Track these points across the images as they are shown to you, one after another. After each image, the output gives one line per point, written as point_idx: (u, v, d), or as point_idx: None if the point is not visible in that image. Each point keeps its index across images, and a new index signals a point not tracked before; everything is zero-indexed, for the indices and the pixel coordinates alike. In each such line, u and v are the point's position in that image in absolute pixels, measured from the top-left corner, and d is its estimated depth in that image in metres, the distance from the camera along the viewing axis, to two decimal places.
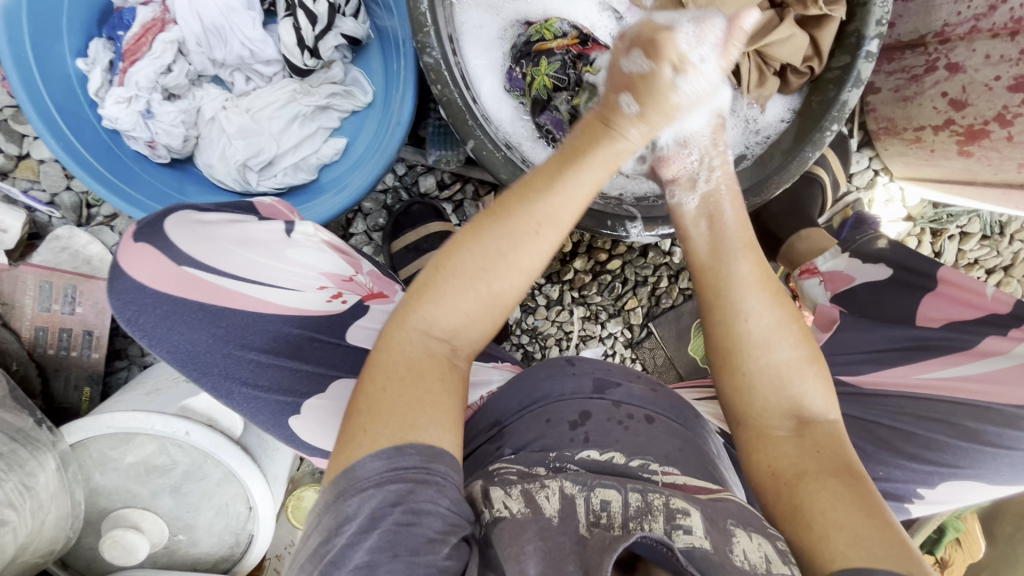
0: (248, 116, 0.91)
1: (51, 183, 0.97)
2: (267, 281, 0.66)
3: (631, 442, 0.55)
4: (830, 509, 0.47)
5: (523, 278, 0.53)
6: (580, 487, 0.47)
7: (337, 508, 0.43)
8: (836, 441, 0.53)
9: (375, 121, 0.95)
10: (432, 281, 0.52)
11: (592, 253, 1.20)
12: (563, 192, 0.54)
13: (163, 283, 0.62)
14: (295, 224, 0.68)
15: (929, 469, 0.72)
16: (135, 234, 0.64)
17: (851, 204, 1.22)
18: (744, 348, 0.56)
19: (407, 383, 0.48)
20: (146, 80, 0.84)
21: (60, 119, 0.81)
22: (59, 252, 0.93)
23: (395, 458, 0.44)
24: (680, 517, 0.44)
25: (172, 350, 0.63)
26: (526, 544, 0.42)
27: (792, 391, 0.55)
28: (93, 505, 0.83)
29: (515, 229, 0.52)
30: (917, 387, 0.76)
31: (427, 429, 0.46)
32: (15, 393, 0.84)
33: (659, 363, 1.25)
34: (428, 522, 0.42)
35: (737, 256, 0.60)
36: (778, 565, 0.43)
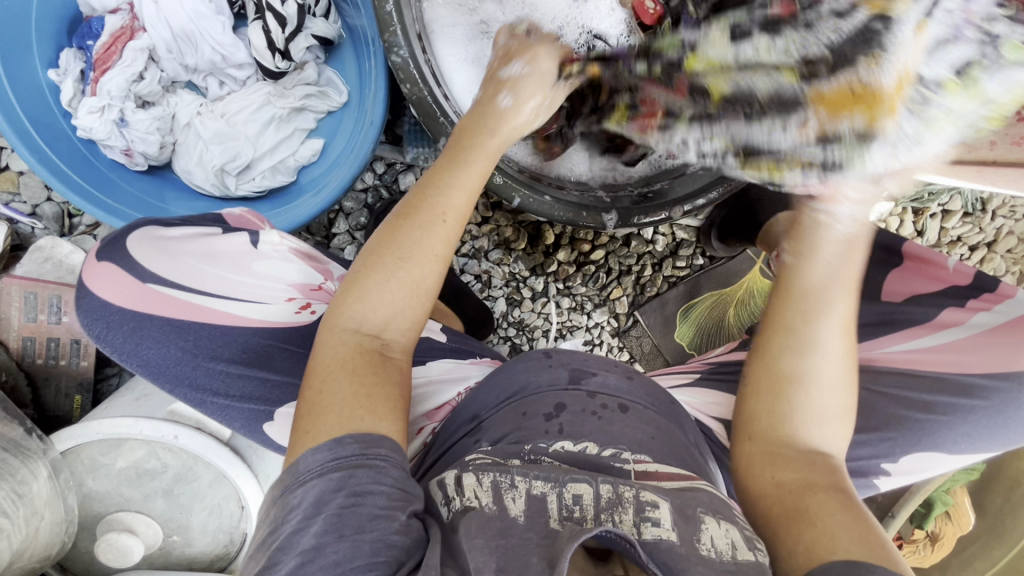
0: (223, 121, 0.91)
1: (31, 195, 0.97)
2: (233, 295, 0.67)
3: (603, 432, 0.56)
4: (833, 518, 0.49)
5: (438, 262, 0.56)
6: (552, 483, 0.48)
7: (286, 498, 0.46)
8: (839, 475, 0.55)
9: (351, 121, 0.95)
10: (354, 284, 0.54)
11: (575, 244, 1.21)
12: (455, 175, 0.57)
13: (131, 300, 0.64)
14: (261, 235, 0.70)
15: (887, 443, 0.72)
16: (98, 252, 0.66)
17: None
18: (807, 374, 0.57)
19: (341, 379, 0.50)
20: (117, 88, 0.85)
21: (32, 129, 0.81)
22: (42, 263, 0.94)
23: (336, 449, 0.46)
24: (648, 510, 0.46)
25: (141, 363, 0.65)
26: (490, 539, 0.44)
27: (815, 424, 0.57)
28: (87, 510, 0.84)
29: (420, 222, 0.55)
30: (882, 361, 0.77)
31: (364, 420, 0.48)
32: (4, 404, 0.85)
33: (646, 351, 1.26)
34: (372, 501, 0.45)
35: (841, 294, 0.55)
36: (744, 552, 0.45)
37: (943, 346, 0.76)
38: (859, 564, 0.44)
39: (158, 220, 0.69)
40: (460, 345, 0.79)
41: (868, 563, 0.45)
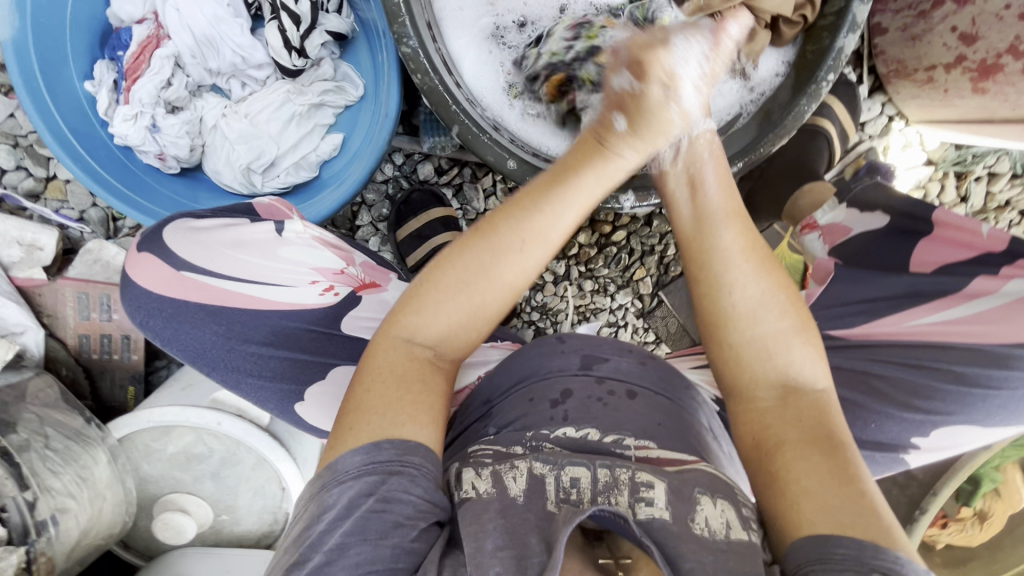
0: (247, 121, 0.95)
1: (78, 201, 1.04)
2: (263, 280, 0.71)
3: (607, 419, 0.57)
4: (805, 477, 0.48)
5: (507, 293, 0.56)
6: (550, 467, 0.50)
7: (321, 497, 0.48)
8: (823, 409, 0.54)
9: (368, 115, 0.97)
10: (418, 293, 0.55)
11: (595, 226, 1.20)
12: (550, 212, 0.54)
13: (168, 289, 0.68)
14: (285, 225, 0.74)
15: (916, 418, 0.71)
16: (137, 245, 0.70)
17: (864, 153, 1.18)
18: (730, 321, 0.56)
19: (389, 385, 0.52)
20: (148, 95, 0.89)
21: (74, 139, 0.87)
22: (91, 264, 1.00)
23: (373, 453, 0.48)
24: (643, 490, 0.47)
25: (181, 347, 0.69)
26: (487, 521, 0.45)
27: (779, 362, 0.55)
28: (144, 492, 0.91)
29: (500, 245, 0.54)
30: (908, 333, 0.75)
31: (405, 426, 0.50)
32: (65, 396, 0.92)
33: (672, 331, 1.25)
34: (398, 509, 0.47)
35: (723, 223, 0.58)
36: (739, 530, 0.46)
37: (977, 315, 0.73)
38: (826, 542, 0.44)
39: (190, 215, 0.74)
40: None
41: (835, 536, 0.44)
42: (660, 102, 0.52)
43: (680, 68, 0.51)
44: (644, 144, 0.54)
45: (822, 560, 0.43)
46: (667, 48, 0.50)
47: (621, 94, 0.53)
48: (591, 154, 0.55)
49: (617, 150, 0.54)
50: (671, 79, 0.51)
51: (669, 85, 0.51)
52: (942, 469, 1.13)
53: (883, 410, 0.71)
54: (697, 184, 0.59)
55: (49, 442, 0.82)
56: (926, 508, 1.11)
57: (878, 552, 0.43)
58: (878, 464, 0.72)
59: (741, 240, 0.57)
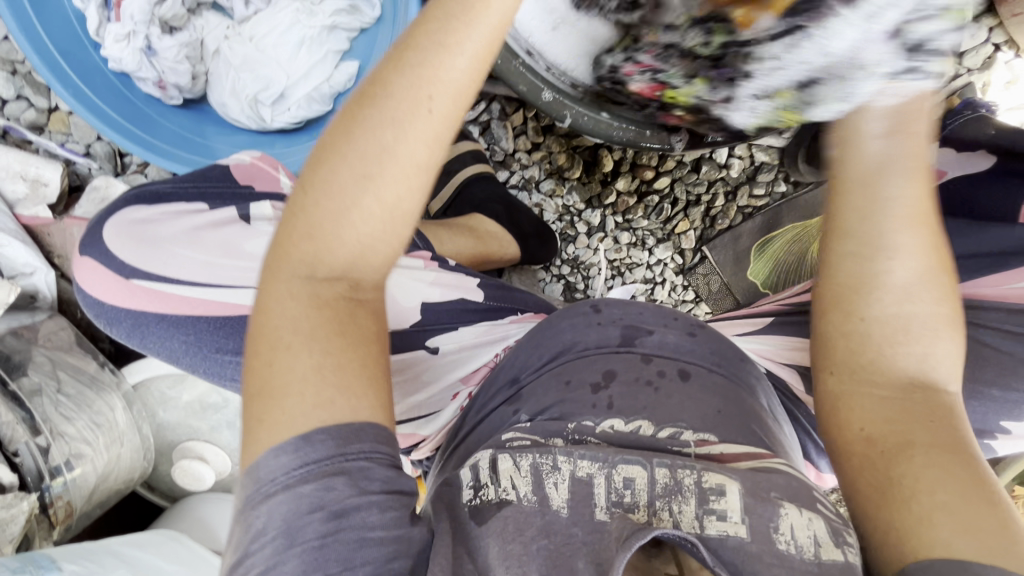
0: (252, 45, 0.85)
1: (83, 134, 0.98)
2: (227, 283, 0.60)
3: (661, 408, 0.50)
4: (940, 490, 0.39)
5: (420, 172, 0.41)
6: (599, 465, 0.43)
7: (246, 518, 0.38)
8: (953, 414, 0.45)
9: (387, 37, 0.85)
10: (302, 207, 0.41)
11: (636, 172, 1.08)
12: (443, 36, 0.39)
13: (123, 297, 0.60)
14: (251, 209, 0.63)
15: (1015, 398, 0.60)
16: (84, 243, 0.63)
17: (959, 89, 1.00)
18: (870, 286, 0.47)
19: (297, 346, 0.39)
20: (140, 11, 0.79)
21: (65, 64, 0.79)
22: (99, 204, 0.95)
23: (305, 450, 0.38)
24: (713, 500, 0.40)
25: (158, 349, 0.61)
26: (530, 540, 0.39)
27: (915, 348, 0.46)
28: (161, 438, 0.90)
29: (397, 115, 0.39)
30: (1005, 297, 0.63)
31: (337, 404, 0.38)
32: (80, 340, 0.88)
33: (714, 290, 1.15)
34: (362, 516, 0.38)
35: (900, 179, 0.46)
36: (830, 548, 0.39)
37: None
38: (970, 568, 0.35)
39: (135, 198, 0.63)
40: (503, 293, 0.72)
41: (986, 565, 0.35)
42: None
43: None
44: None
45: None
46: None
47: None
48: None
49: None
50: None
51: None
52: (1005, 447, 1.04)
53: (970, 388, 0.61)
54: (908, 126, 0.48)
55: (61, 387, 0.80)
56: None
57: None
58: None
59: (923, 205, 0.47)
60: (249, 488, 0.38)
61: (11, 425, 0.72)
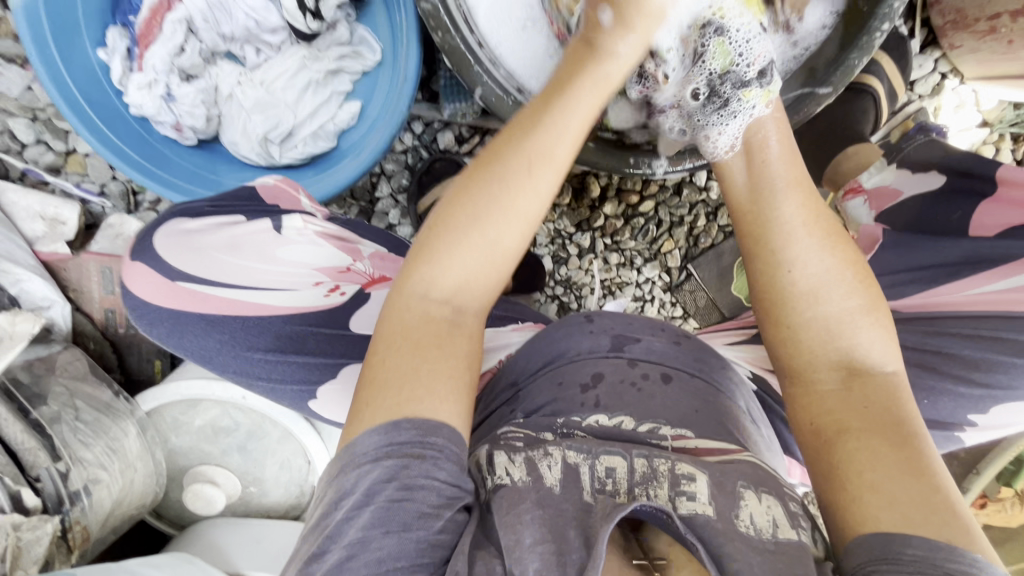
0: (263, 89, 0.92)
1: (98, 175, 1.03)
2: (263, 286, 0.67)
3: (641, 407, 0.55)
4: (869, 469, 0.46)
5: (525, 225, 0.52)
6: (584, 455, 0.48)
7: (337, 482, 0.46)
8: (894, 395, 0.50)
9: (386, 79, 0.93)
10: (428, 243, 0.52)
11: (622, 197, 1.15)
12: (553, 129, 0.52)
13: (164, 298, 0.65)
14: (283, 221, 0.70)
15: (979, 393, 0.66)
16: (131, 252, 0.68)
17: (913, 114, 1.10)
18: (792, 298, 0.54)
19: (408, 351, 0.48)
20: (161, 62, 0.87)
21: (89, 108, 0.85)
22: (114, 239, 0.99)
23: (393, 433, 0.45)
24: (684, 483, 0.45)
25: (190, 351, 0.67)
26: (525, 513, 0.44)
27: (844, 341, 0.53)
28: (173, 465, 0.91)
29: (510, 176, 0.51)
30: (958, 304, 0.70)
31: (424, 400, 0.47)
32: (94, 369, 0.92)
33: (701, 306, 1.21)
34: (422, 498, 0.44)
35: (784, 197, 0.56)
36: (786, 529, 0.44)
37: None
38: (892, 540, 0.42)
39: (182, 211, 0.70)
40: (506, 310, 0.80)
41: (905, 536, 0.42)
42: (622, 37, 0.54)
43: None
44: (634, 29, 0.54)
45: (885, 561, 0.41)
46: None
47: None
48: (586, 59, 0.55)
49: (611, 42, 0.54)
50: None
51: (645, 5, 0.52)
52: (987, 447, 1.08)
53: (931, 382, 0.67)
54: (760, 166, 0.59)
55: (78, 415, 0.83)
56: (967, 488, 1.07)
57: (952, 554, 0.40)
58: None
59: (805, 215, 0.56)
60: (343, 460, 0.46)
61: (32, 451, 0.75)
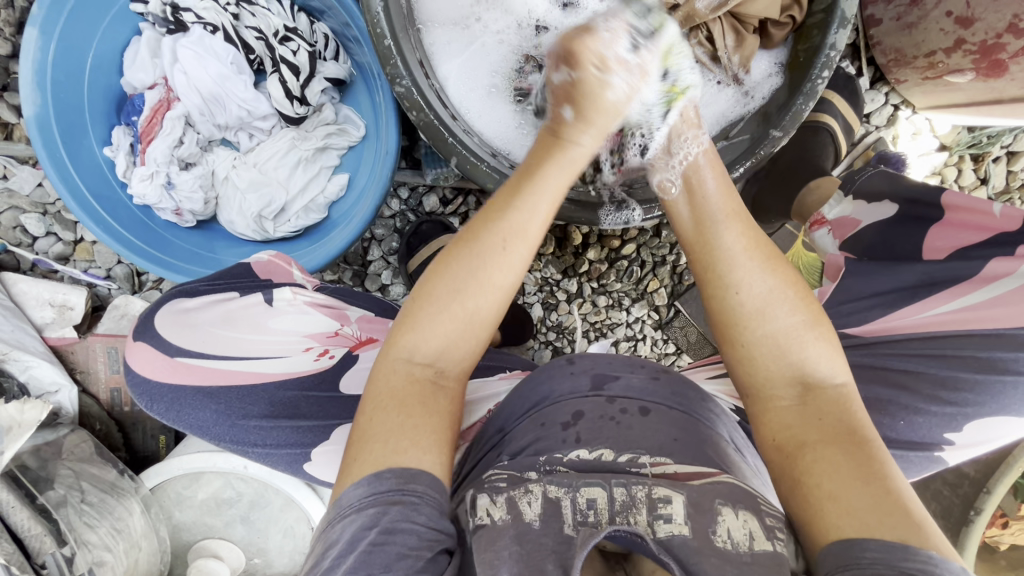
0: (256, 170, 0.98)
1: (104, 260, 1.08)
2: (256, 355, 0.70)
3: (621, 438, 0.58)
4: (827, 481, 0.48)
5: (499, 293, 0.56)
6: (565, 489, 0.51)
7: (326, 536, 0.49)
8: (844, 408, 0.54)
9: (370, 154, 1.00)
10: (411, 313, 0.56)
11: (604, 242, 1.20)
12: (519, 208, 0.56)
13: (163, 375, 0.66)
14: (273, 293, 0.74)
15: (949, 411, 0.66)
16: (133, 333, 0.70)
17: (873, 144, 1.16)
18: (740, 320, 0.57)
19: (390, 411, 0.53)
20: (162, 155, 0.93)
21: (95, 202, 0.91)
22: (119, 319, 1.04)
23: (375, 483, 0.49)
24: (661, 507, 0.49)
25: (187, 426, 0.66)
26: (502, 549, 0.47)
27: (793, 358, 0.56)
28: (178, 540, 0.92)
29: (482, 248, 0.56)
30: (928, 326, 0.72)
31: (409, 452, 0.50)
32: (100, 450, 0.94)
33: (692, 340, 1.23)
34: (402, 540, 0.47)
35: (722, 227, 0.60)
36: (762, 540, 0.47)
37: (997, 298, 0.71)
38: (853, 546, 0.44)
39: (179, 292, 0.73)
40: (489, 362, 0.85)
41: (864, 540, 0.44)
42: (597, 80, 0.55)
43: (612, 52, 0.55)
44: (592, 122, 0.57)
45: (850, 568, 0.43)
46: (593, 34, 0.55)
47: (564, 86, 0.56)
48: (551, 148, 0.58)
49: (573, 137, 0.58)
50: (602, 61, 0.54)
51: (602, 67, 0.55)
52: (994, 465, 1.07)
53: (912, 403, 0.68)
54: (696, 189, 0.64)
55: (84, 496, 0.85)
56: (981, 509, 1.04)
57: (908, 554, 0.42)
58: (916, 465, 0.69)
59: (744, 240, 0.59)
60: (333, 511, 0.50)
61: (38, 537, 0.76)
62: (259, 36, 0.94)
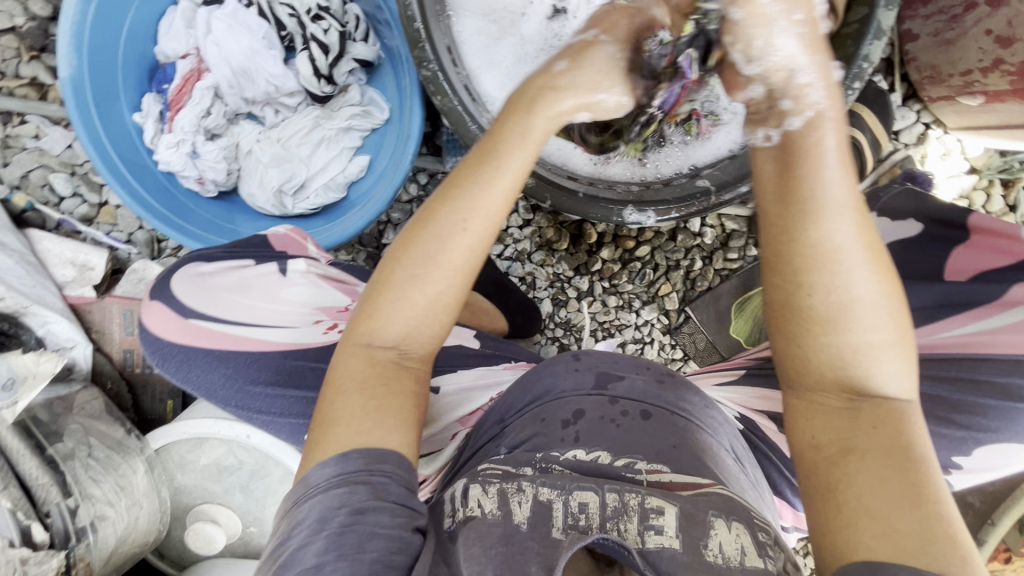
0: (280, 145, 0.99)
1: (127, 224, 1.10)
2: (267, 323, 0.71)
3: (619, 441, 0.57)
4: (867, 494, 0.45)
5: (459, 274, 0.54)
6: (557, 492, 0.49)
7: (291, 514, 0.47)
8: (903, 421, 0.49)
9: (392, 136, 1.00)
10: (374, 294, 0.55)
11: (619, 242, 1.20)
12: (483, 187, 0.55)
13: (177, 335, 0.69)
14: (288, 264, 0.74)
15: (961, 434, 0.66)
16: (150, 292, 0.72)
17: (900, 161, 1.13)
18: (811, 321, 0.50)
19: (353, 393, 0.51)
20: (189, 124, 0.95)
21: (120, 165, 0.92)
22: (137, 283, 1.06)
23: (342, 464, 0.48)
24: (652, 517, 0.46)
25: (196, 386, 0.70)
26: (489, 548, 0.45)
27: (856, 369, 0.50)
28: (177, 502, 0.92)
29: (443, 228, 0.54)
30: (935, 347, 0.72)
31: (375, 433, 0.49)
32: (110, 408, 0.96)
33: (700, 348, 1.23)
34: (376, 519, 0.46)
35: (837, 215, 0.49)
36: (754, 557, 0.45)
37: (1015, 324, 0.69)
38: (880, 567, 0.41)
39: (196, 257, 0.74)
40: (497, 352, 0.85)
41: (893, 563, 0.41)
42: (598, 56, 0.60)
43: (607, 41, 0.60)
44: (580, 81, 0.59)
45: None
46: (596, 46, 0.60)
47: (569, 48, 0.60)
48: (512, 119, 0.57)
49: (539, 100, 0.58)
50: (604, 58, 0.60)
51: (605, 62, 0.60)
52: (1002, 497, 1.04)
53: None
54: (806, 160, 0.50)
55: (91, 451, 0.87)
56: (985, 540, 1.02)
57: None
58: None
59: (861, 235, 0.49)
60: (297, 491, 0.48)
61: (44, 486, 0.78)
62: (292, 14, 0.96)
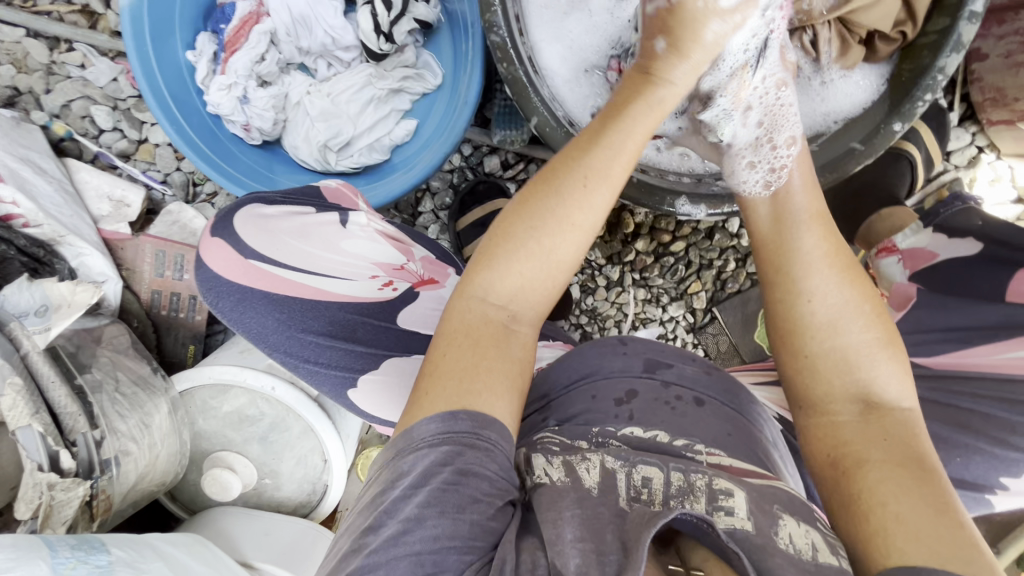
0: (328, 100, 0.98)
1: (164, 164, 1.10)
2: (326, 273, 0.71)
3: (676, 423, 0.56)
4: (892, 502, 0.45)
5: (580, 232, 0.54)
6: (622, 464, 0.49)
7: (394, 466, 0.47)
8: (911, 431, 0.50)
9: (443, 103, 0.99)
10: (490, 249, 0.55)
11: (654, 235, 1.18)
12: (609, 146, 0.54)
13: (238, 274, 0.68)
14: (350, 216, 0.75)
15: (1015, 455, 0.68)
16: (212, 226, 0.70)
17: (948, 183, 1.13)
18: (808, 330, 0.55)
19: (465, 349, 0.51)
20: (243, 68, 0.94)
21: (173, 104, 0.91)
22: (171, 225, 1.05)
23: (451, 423, 0.47)
24: (722, 499, 0.46)
25: (245, 328, 0.68)
26: (564, 509, 0.45)
27: (857, 377, 0.52)
28: (197, 447, 0.93)
29: (567, 192, 0.54)
30: (994, 366, 0.72)
31: (481, 397, 0.49)
32: (136, 345, 0.96)
33: (722, 350, 1.22)
34: (476, 484, 0.45)
35: (805, 229, 0.58)
36: (826, 553, 0.43)
37: None
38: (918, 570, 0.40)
39: (259, 199, 0.74)
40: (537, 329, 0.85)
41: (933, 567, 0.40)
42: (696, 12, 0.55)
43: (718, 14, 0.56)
44: (683, 51, 0.56)
45: None
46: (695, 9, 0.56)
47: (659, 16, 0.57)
48: (642, 85, 0.57)
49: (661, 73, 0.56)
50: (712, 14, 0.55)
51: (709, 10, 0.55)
52: (1009, 528, 1.04)
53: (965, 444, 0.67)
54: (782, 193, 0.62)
55: (119, 386, 0.87)
56: None
57: None
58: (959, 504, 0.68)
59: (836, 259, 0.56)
60: (399, 445, 0.48)
61: (73, 416, 0.76)
62: None
